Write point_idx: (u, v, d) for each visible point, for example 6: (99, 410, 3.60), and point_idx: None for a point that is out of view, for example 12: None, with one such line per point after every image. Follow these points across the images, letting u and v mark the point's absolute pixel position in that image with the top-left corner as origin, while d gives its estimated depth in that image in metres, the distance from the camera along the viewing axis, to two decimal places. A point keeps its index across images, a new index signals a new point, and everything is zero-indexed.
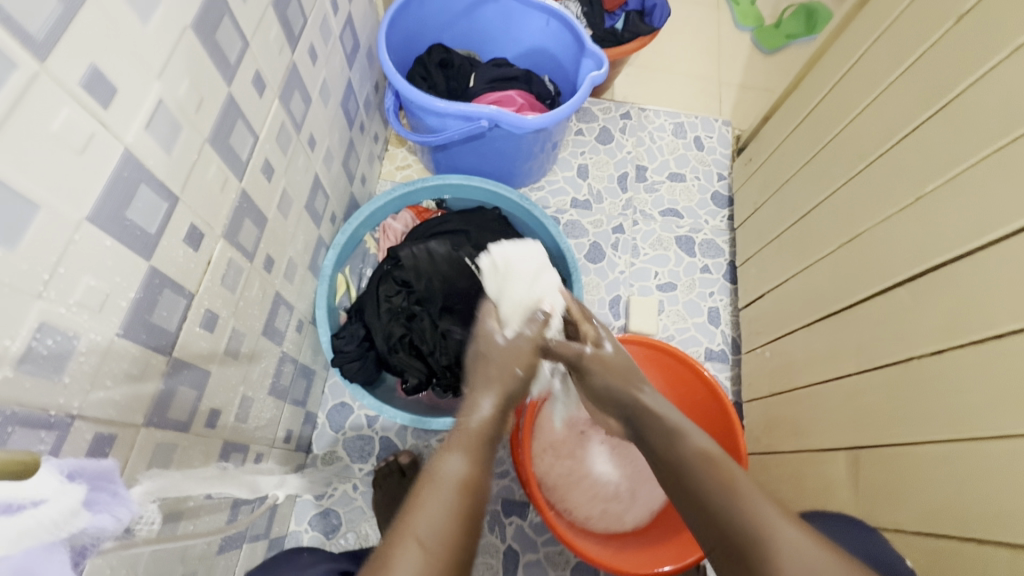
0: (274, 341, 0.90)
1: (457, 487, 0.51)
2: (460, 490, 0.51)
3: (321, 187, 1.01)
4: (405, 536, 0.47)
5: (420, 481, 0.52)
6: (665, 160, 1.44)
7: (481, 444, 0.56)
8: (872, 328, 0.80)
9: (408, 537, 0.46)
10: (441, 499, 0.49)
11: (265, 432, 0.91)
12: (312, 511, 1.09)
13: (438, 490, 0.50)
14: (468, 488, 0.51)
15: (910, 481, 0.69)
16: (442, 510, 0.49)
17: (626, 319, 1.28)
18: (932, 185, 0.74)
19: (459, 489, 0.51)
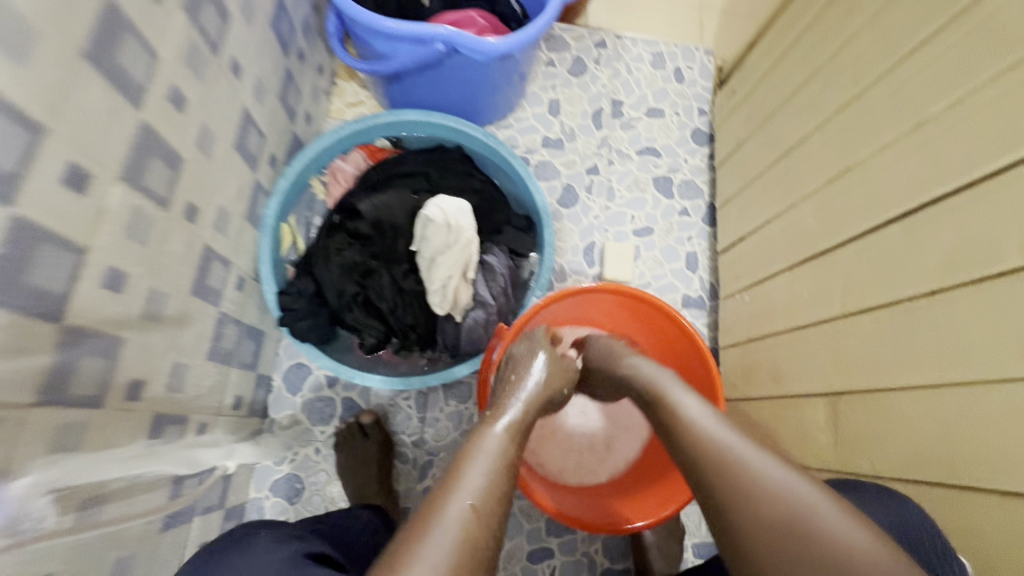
0: (209, 301, 0.80)
1: (496, 465, 0.50)
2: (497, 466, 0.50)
3: (254, 124, 0.88)
4: (456, 495, 0.46)
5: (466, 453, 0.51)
6: (643, 94, 1.33)
7: (525, 428, 0.57)
8: (859, 269, 0.75)
9: (461, 493, 0.46)
10: (482, 472, 0.49)
11: (208, 400, 0.83)
12: (272, 478, 1.03)
13: (481, 463, 0.50)
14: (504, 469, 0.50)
15: (893, 427, 0.67)
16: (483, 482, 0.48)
17: (601, 266, 1.21)
18: (936, 109, 0.66)
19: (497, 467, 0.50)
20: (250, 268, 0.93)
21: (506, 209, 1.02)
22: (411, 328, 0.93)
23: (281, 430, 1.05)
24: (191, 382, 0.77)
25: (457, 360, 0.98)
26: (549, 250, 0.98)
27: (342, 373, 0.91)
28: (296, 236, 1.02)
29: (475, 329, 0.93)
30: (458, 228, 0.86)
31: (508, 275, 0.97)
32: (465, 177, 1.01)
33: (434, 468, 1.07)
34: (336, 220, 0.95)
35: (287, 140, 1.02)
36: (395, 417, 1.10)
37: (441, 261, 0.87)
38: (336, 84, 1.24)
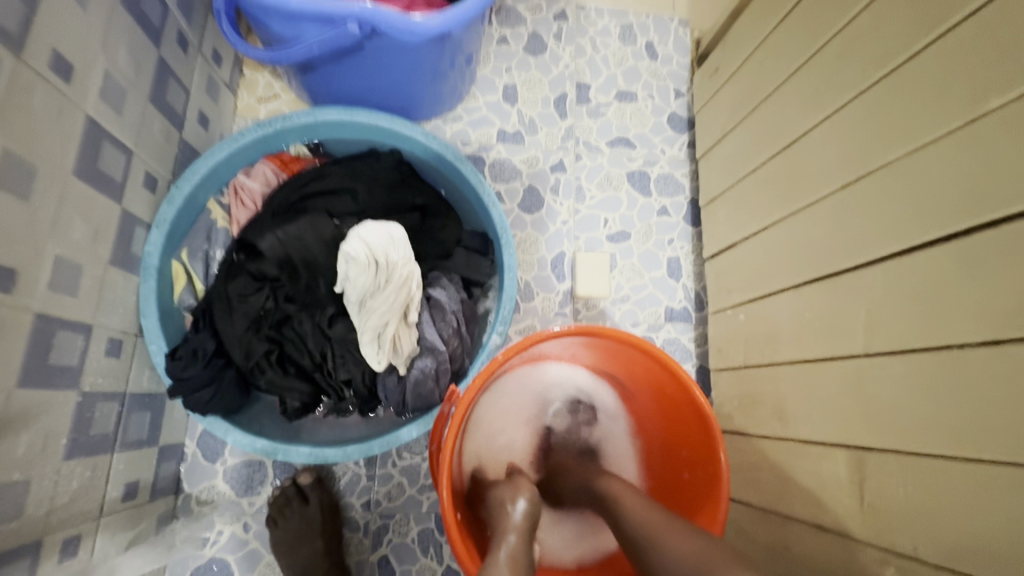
0: (61, 385, 0.60)
1: None
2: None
3: (111, 139, 0.67)
4: None
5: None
6: (612, 74, 1.15)
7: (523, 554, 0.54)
8: (891, 299, 0.61)
9: None
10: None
11: (77, 508, 0.64)
12: (190, 567, 0.85)
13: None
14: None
15: (939, 504, 0.54)
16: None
17: (572, 280, 1.05)
18: (995, 102, 0.51)
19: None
20: (129, 324, 0.73)
21: (456, 226, 0.84)
22: (345, 384, 0.76)
23: (199, 507, 0.86)
24: (41, 497, 0.58)
25: (404, 418, 0.80)
26: (511, 276, 0.80)
27: (259, 450, 0.72)
28: (192, 275, 0.81)
29: (424, 383, 0.75)
30: (387, 263, 0.68)
31: (461, 312, 0.80)
32: (403, 191, 0.82)
33: (390, 533, 0.90)
34: (236, 259, 0.75)
35: (172, 152, 0.81)
36: (338, 476, 0.91)
37: (372, 306, 0.69)
38: (243, 75, 1.02)
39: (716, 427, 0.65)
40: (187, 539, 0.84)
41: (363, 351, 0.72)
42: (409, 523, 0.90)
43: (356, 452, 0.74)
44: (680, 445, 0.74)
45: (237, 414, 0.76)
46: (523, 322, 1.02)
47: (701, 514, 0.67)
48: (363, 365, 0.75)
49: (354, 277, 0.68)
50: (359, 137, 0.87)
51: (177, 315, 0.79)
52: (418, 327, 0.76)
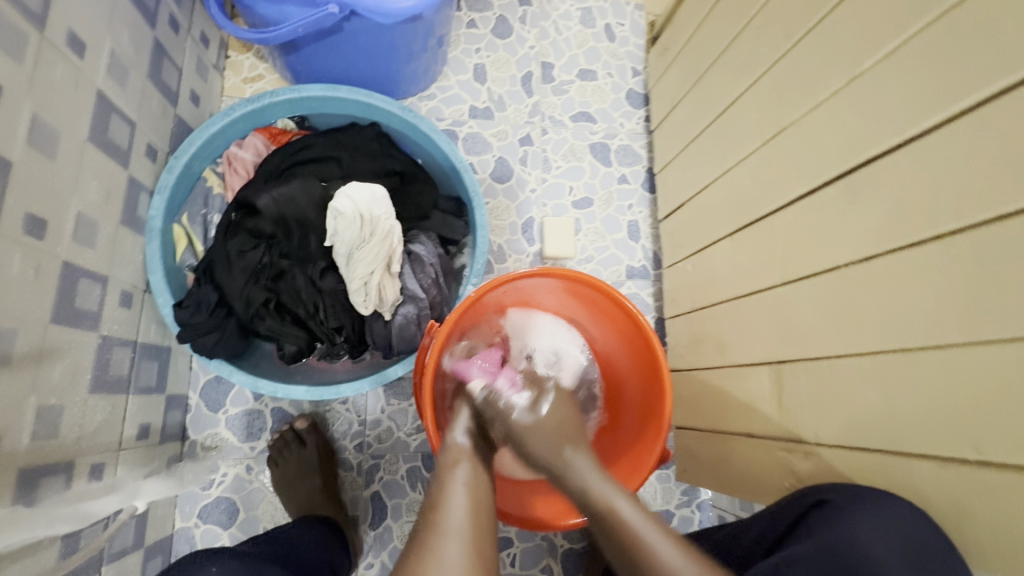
0: (84, 327, 0.68)
1: (464, 500, 0.56)
2: (476, 486, 0.58)
3: (117, 112, 0.74)
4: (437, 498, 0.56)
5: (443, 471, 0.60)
6: (573, 55, 1.25)
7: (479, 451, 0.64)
8: (798, 234, 0.73)
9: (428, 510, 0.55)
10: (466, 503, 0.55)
11: (100, 438, 0.72)
12: (199, 504, 0.94)
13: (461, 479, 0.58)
14: (479, 471, 0.60)
15: (832, 396, 0.66)
16: (471, 508, 0.54)
17: (541, 243, 1.15)
18: (869, 62, 0.62)
19: (478, 484, 0.58)
20: (137, 280, 0.81)
21: (432, 190, 0.93)
22: (336, 330, 0.85)
23: (204, 451, 0.95)
24: (72, 423, 0.66)
25: (392, 360, 0.90)
26: (483, 233, 0.90)
27: (261, 388, 0.81)
28: (192, 237, 0.90)
29: (407, 327, 0.85)
30: (371, 218, 0.77)
31: (439, 265, 0.89)
32: (384, 158, 0.91)
33: (381, 471, 1.00)
34: (235, 218, 0.84)
35: (168, 126, 0.88)
36: (333, 421, 1.00)
37: (359, 257, 0.78)
38: (229, 57, 1.09)
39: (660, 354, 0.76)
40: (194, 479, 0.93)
41: (352, 298, 0.81)
42: (398, 461, 1.00)
43: (347, 388, 0.83)
44: (634, 373, 0.84)
45: (238, 360, 0.85)
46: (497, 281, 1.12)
47: (650, 429, 0.77)
48: (351, 313, 0.84)
49: (342, 231, 0.77)
50: (341, 111, 0.96)
51: (180, 273, 0.88)
52: (400, 278, 0.86)
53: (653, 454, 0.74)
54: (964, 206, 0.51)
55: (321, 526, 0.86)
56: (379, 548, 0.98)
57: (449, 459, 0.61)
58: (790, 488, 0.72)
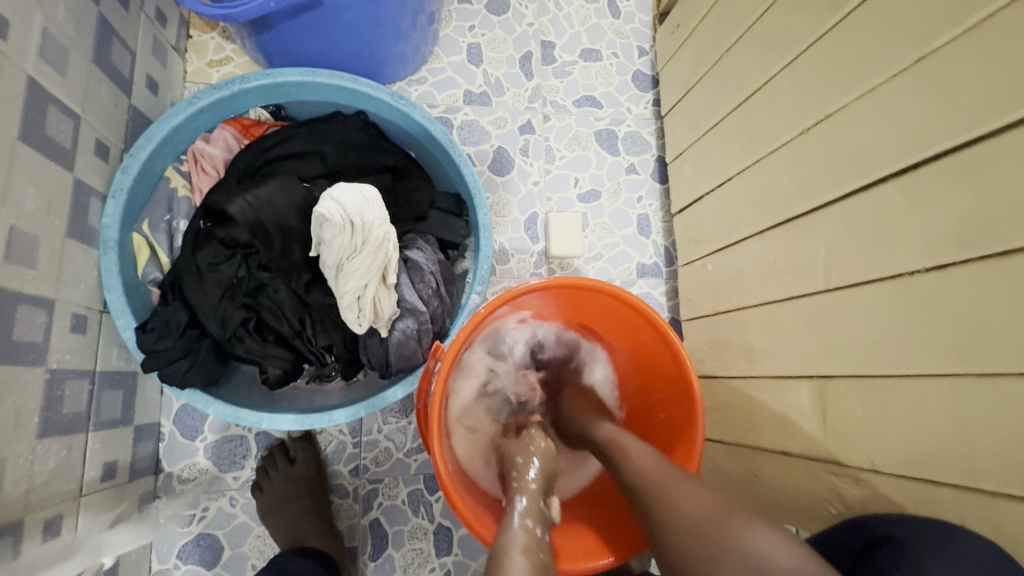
0: (26, 363, 0.58)
1: None
2: (539, 574, 0.52)
3: (56, 104, 0.63)
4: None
5: (499, 555, 0.53)
6: (575, 33, 1.14)
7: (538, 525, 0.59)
8: (846, 236, 0.65)
9: None
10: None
11: (55, 487, 0.62)
12: (179, 543, 0.84)
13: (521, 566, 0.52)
14: (541, 560, 0.54)
15: (890, 418, 0.59)
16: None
17: (546, 241, 1.06)
18: (940, 41, 0.54)
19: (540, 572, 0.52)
20: (92, 300, 0.70)
21: (428, 187, 0.83)
22: (326, 350, 0.76)
23: (181, 484, 0.85)
24: (18, 476, 0.57)
25: (389, 379, 0.80)
26: (486, 236, 0.81)
27: (243, 420, 0.72)
28: (155, 247, 0.78)
29: (406, 344, 0.76)
30: (362, 224, 0.67)
31: (439, 272, 0.80)
32: (373, 152, 0.81)
33: (380, 497, 0.91)
34: (205, 225, 0.73)
35: (122, 118, 0.77)
36: (324, 444, 0.91)
37: (350, 269, 0.68)
38: (192, 37, 0.96)
39: (690, 370, 0.67)
40: (172, 516, 0.84)
41: (343, 315, 0.71)
42: (398, 485, 0.92)
43: (343, 415, 0.74)
44: (655, 387, 0.77)
45: (216, 386, 0.75)
46: (500, 284, 1.03)
47: (680, 447, 0.70)
48: (343, 329, 0.75)
49: (330, 240, 0.67)
50: (322, 99, 0.84)
51: (144, 290, 0.77)
52: (397, 289, 0.76)
53: None
54: None
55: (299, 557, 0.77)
56: None
57: (507, 541, 0.55)
58: (837, 514, 0.66)
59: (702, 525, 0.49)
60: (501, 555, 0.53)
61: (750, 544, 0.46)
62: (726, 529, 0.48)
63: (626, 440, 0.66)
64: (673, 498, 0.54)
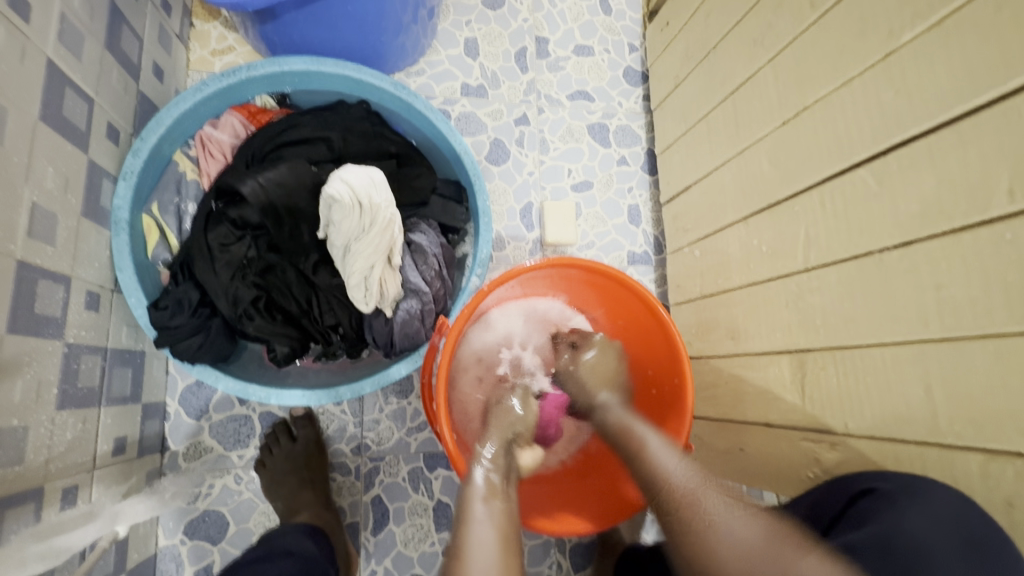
0: (46, 335, 0.60)
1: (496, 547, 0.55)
2: (500, 521, 0.58)
3: (72, 86, 0.65)
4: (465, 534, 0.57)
5: (463, 504, 0.60)
6: (569, 29, 1.18)
7: (497, 490, 0.62)
8: (823, 218, 0.70)
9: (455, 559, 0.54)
10: (491, 547, 0.55)
11: (72, 458, 0.64)
12: (185, 520, 0.87)
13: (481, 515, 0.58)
14: (502, 506, 0.60)
15: (862, 385, 0.64)
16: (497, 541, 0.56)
17: (541, 229, 1.10)
18: (909, 36, 0.59)
19: (500, 521, 0.58)
20: (104, 279, 0.72)
21: (430, 174, 0.86)
22: (332, 329, 0.79)
23: (187, 463, 0.88)
24: (40, 445, 0.59)
25: (392, 358, 0.83)
26: (485, 220, 0.84)
27: (252, 395, 0.75)
28: (165, 229, 0.81)
29: (410, 323, 0.79)
30: (370, 206, 0.70)
31: (441, 255, 0.83)
32: (377, 139, 0.84)
33: (381, 474, 0.94)
34: (216, 207, 0.76)
35: (131, 103, 0.78)
36: (326, 424, 0.94)
37: (358, 249, 0.71)
38: (194, 26, 0.98)
39: (681, 347, 0.71)
40: (178, 492, 0.86)
41: (350, 293, 0.74)
42: (399, 463, 0.95)
43: (350, 391, 0.77)
44: (645, 366, 0.82)
45: (223, 364, 0.78)
46: (496, 270, 1.07)
47: (672, 419, 0.74)
48: (349, 309, 0.78)
49: (340, 221, 0.70)
50: (327, 88, 0.87)
51: (153, 269, 0.79)
52: (401, 270, 0.79)
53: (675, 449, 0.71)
54: (1020, 187, 0.49)
55: (300, 531, 0.77)
56: (382, 555, 0.93)
57: (471, 492, 0.61)
58: (815, 477, 0.71)
59: (750, 552, 0.54)
60: (467, 504, 0.59)
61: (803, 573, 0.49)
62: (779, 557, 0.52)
63: (641, 432, 0.71)
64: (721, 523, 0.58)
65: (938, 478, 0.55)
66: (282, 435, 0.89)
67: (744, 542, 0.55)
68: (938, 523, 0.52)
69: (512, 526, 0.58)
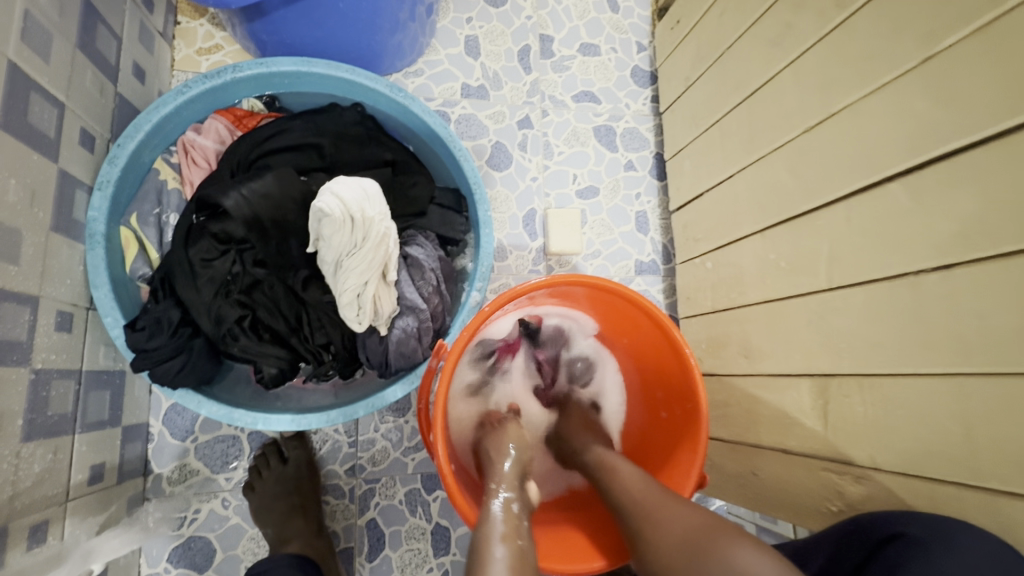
0: (9, 363, 0.55)
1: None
2: (521, 560, 0.51)
3: (38, 90, 0.60)
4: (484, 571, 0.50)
5: (481, 545, 0.52)
6: (574, 27, 1.13)
7: (515, 525, 0.56)
8: (849, 235, 0.65)
9: None
10: None
11: (41, 492, 0.60)
12: (170, 547, 0.82)
13: (502, 553, 0.51)
14: (523, 546, 0.53)
15: (893, 417, 0.59)
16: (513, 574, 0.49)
17: (545, 237, 1.05)
18: (949, 40, 0.54)
19: (520, 557, 0.51)
20: (78, 296, 0.67)
21: (428, 182, 0.81)
22: (324, 348, 0.74)
23: (172, 487, 0.83)
24: (3, 482, 0.54)
25: (387, 378, 0.79)
26: (486, 232, 0.79)
27: (237, 420, 0.70)
28: (145, 241, 0.76)
29: (406, 342, 0.74)
30: (362, 219, 0.65)
31: (440, 269, 0.78)
32: (372, 145, 0.79)
33: (376, 497, 0.90)
34: (198, 220, 0.71)
35: (108, 107, 0.73)
36: (319, 444, 0.89)
37: (350, 266, 0.66)
38: (179, 24, 0.92)
39: (695, 373, 0.67)
40: (163, 519, 0.82)
41: (341, 312, 0.69)
42: (395, 485, 0.90)
43: (342, 415, 0.72)
44: (656, 387, 0.77)
45: (207, 385, 0.73)
46: (498, 281, 1.02)
47: (684, 446, 0.69)
48: (341, 328, 0.73)
49: (330, 236, 0.65)
50: (318, 90, 0.82)
51: (132, 285, 0.74)
52: (396, 285, 0.74)
53: (687, 480, 0.66)
54: None
55: (289, 564, 0.73)
56: None
57: (489, 530, 0.54)
58: (838, 512, 0.67)
59: (692, 538, 0.51)
60: (485, 545, 0.52)
61: (734, 560, 0.47)
62: (715, 541, 0.49)
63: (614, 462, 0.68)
64: (661, 520, 0.55)
65: (977, 524, 0.50)
66: (272, 458, 0.84)
67: (684, 528, 0.53)
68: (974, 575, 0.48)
69: (532, 561, 0.52)
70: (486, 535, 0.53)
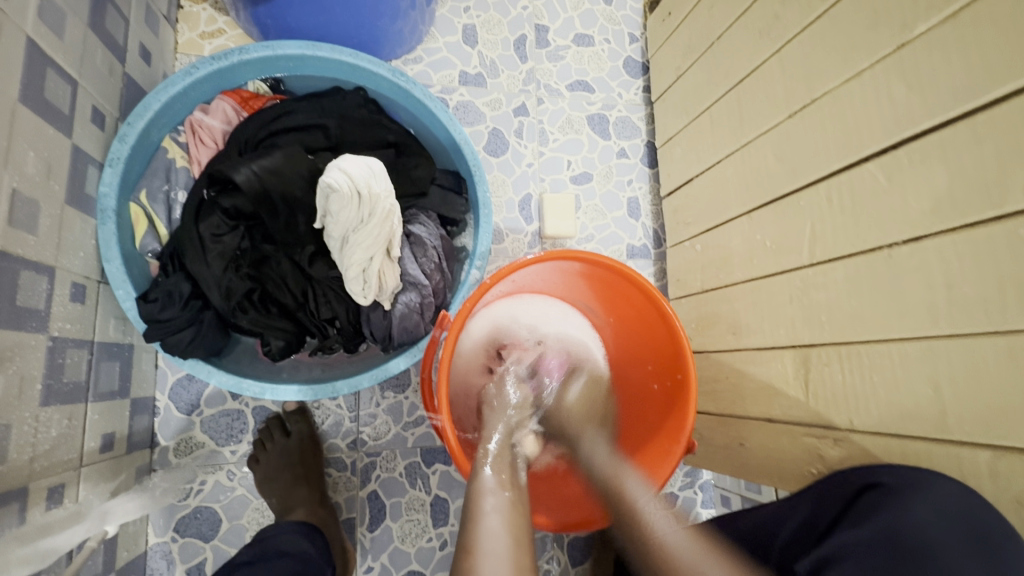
0: (27, 328, 0.57)
1: (502, 529, 0.53)
2: (510, 513, 0.55)
3: (54, 67, 0.61)
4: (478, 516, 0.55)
5: (473, 500, 0.57)
6: (569, 17, 1.16)
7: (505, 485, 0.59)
8: (828, 214, 0.69)
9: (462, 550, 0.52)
10: (502, 538, 0.52)
11: (57, 456, 0.62)
12: (175, 517, 0.84)
13: (492, 508, 0.55)
14: (511, 497, 0.58)
15: (867, 382, 0.64)
16: (506, 540, 0.52)
17: (540, 221, 1.08)
18: (923, 28, 0.58)
19: (512, 512, 0.55)
20: (90, 269, 0.69)
21: (429, 164, 0.83)
22: (329, 322, 0.77)
23: (178, 458, 0.85)
24: (24, 442, 0.56)
25: (389, 352, 0.81)
26: (486, 212, 0.82)
27: (246, 390, 0.73)
28: (153, 217, 0.78)
29: (409, 317, 0.77)
30: (368, 195, 0.68)
31: (441, 247, 0.81)
32: (375, 127, 0.82)
33: (377, 470, 0.93)
34: (208, 196, 0.73)
35: (117, 86, 0.75)
36: (321, 419, 0.92)
37: (356, 241, 0.69)
38: (182, 7, 0.94)
39: (686, 345, 0.70)
40: (169, 489, 0.84)
41: (346, 284, 0.72)
42: (396, 459, 0.93)
43: (349, 385, 0.75)
44: (644, 360, 0.81)
45: (214, 358, 0.76)
46: (496, 264, 1.05)
47: (673, 414, 0.73)
48: (345, 303, 0.76)
49: (338, 212, 0.68)
50: (322, 74, 0.84)
51: (141, 260, 0.76)
52: (399, 262, 0.77)
53: (677, 443, 0.70)
54: None
55: (291, 532, 0.74)
56: (378, 551, 0.91)
57: (481, 485, 0.58)
58: (816, 473, 0.71)
59: None
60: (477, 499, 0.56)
61: None
62: None
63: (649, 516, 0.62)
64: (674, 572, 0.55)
65: (945, 474, 0.55)
66: (277, 431, 0.87)
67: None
68: (943, 517, 0.52)
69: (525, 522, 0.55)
70: (480, 502, 0.56)
